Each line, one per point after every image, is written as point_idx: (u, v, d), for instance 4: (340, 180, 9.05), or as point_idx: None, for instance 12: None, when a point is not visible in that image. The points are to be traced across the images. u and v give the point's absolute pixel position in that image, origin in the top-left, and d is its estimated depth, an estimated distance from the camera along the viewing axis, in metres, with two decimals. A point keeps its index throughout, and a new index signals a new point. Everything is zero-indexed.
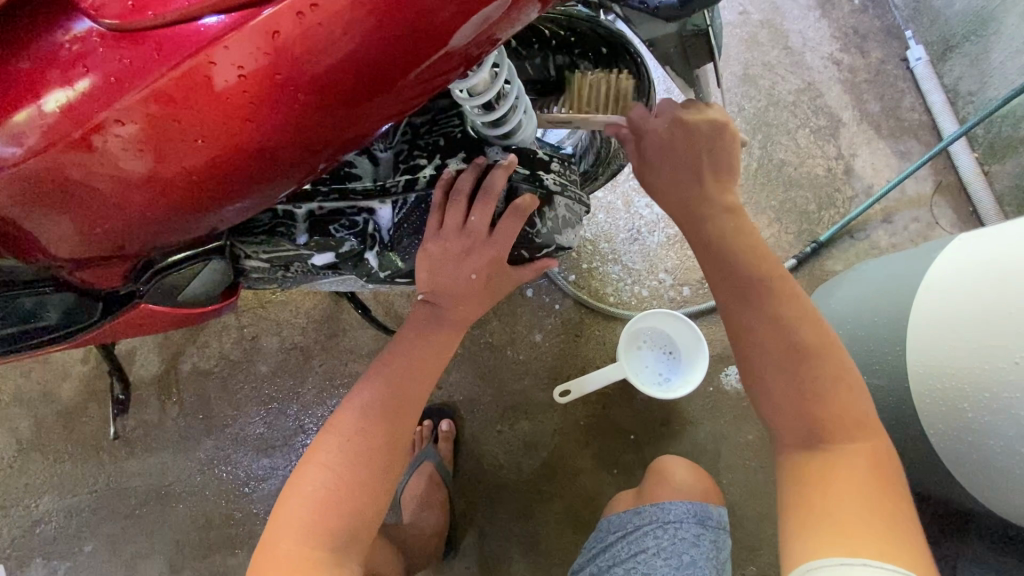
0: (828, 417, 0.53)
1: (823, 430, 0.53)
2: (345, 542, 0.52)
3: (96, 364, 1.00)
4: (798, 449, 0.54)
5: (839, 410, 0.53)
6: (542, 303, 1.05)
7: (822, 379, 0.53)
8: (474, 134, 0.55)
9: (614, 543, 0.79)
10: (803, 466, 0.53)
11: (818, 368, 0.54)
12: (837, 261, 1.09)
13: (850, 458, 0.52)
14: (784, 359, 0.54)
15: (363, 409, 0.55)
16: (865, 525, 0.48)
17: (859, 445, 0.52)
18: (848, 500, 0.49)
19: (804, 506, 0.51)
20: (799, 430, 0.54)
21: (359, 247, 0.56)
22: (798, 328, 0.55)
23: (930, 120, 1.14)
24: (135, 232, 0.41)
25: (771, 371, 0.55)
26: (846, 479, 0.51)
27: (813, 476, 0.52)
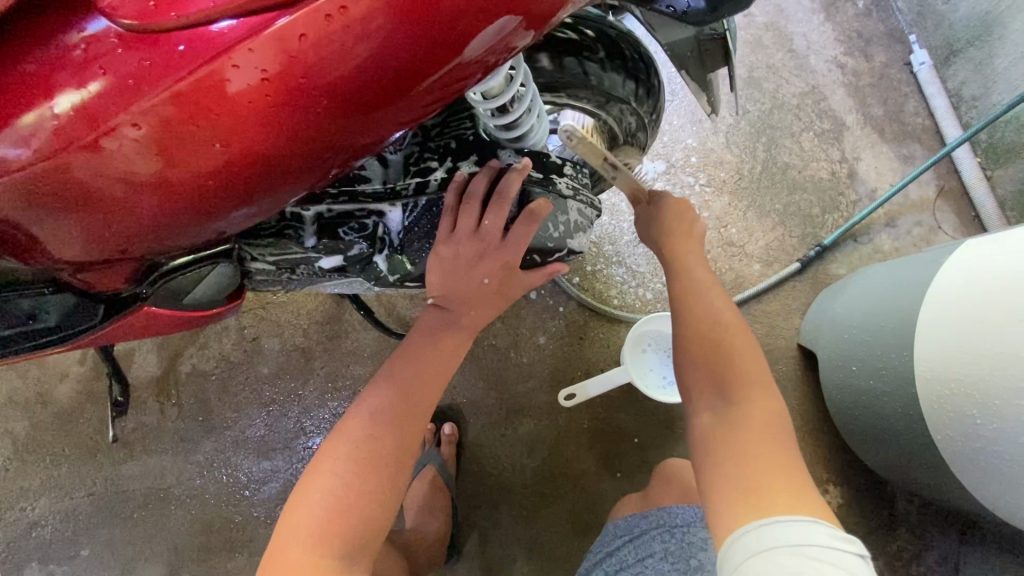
0: (737, 388, 0.57)
1: (729, 390, 0.58)
2: (353, 548, 0.51)
3: (93, 365, 0.99)
4: (710, 412, 0.58)
5: (742, 374, 0.58)
6: (546, 305, 1.04)
7: (730, 353, 0.59)
8: (487, 136, 0.54)
9: (622, 547, 0.78)
10: (713, 428, 0.57)
11: (728, 342, 0.60)
12: (840, 265, 1.09)
13: (752, 417, 0.55)
14: (700, 333, 0.61)
15: (372, 414, 0.55)
16: (776, 482, 0.51)
17: (761, 406, 0.56)
18: (759, 459, 0.53)
19: (722, 471, 0.54)
20: (711, 394, 0.59)
21: (368, 250, 0.56)
22: (716, 309, 0.62)
23: (933, 125, 1.14)
24: (143, 236, 0.40)
25: (692, 344, 0.61)
26: (757, 441, 0.54)
27: (721, 436, 0.56)
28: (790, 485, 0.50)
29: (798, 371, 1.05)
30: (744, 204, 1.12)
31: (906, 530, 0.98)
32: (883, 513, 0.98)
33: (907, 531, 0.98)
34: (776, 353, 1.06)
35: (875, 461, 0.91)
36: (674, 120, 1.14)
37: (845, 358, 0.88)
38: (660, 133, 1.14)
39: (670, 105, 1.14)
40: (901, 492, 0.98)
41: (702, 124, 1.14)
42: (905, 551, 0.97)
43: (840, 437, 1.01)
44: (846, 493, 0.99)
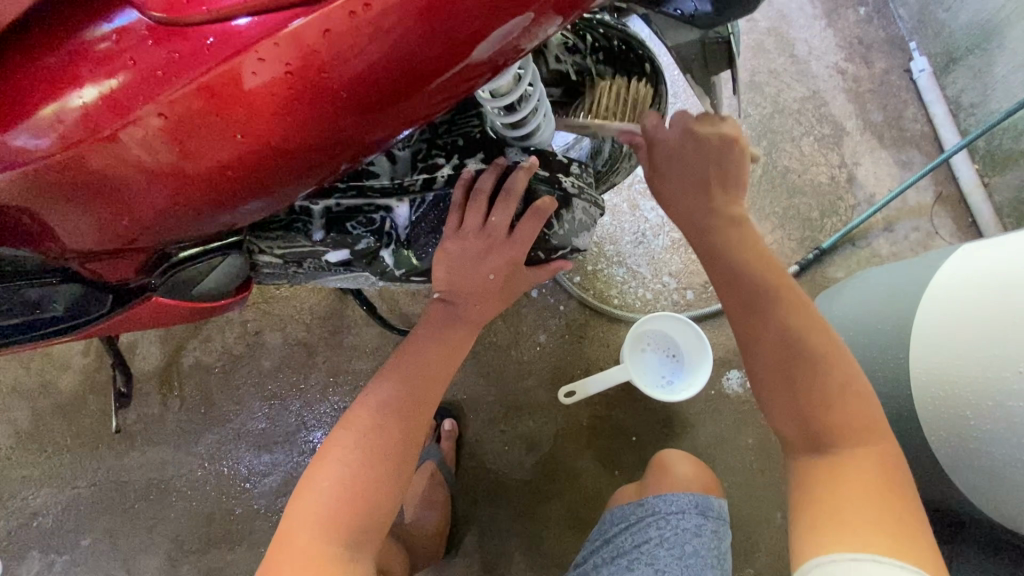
0: (844, 429, 0.52)
1: (831, 432, 0.52)
2: (359, 538, 0.52)
3: (96, 356, 0.99)
4: (809, 454, 0.54)
5: (841, 404, 0.53)
6: (547, 304, 1.05)
7: (831, 388, 0.53)
8: (493, 135, 0.55)
9: (618, 534, 0.79)
10: (816, 473, 0.53)
11: (829, 376, 0.53)
12: (838, 268, 1.10)
13: (859, 465, 0.51)
14: (792, 367, 0.54)
15: (379, 405, 0.55)
16: (877, 524, 0.47)
17: (865, 451, 0.52)
18: (860, 497, 0.49)
19: (813, 507, 0.51)
20: (807, 432, 0.54)
21: (375, 245, 0.56)
22: (804, 333, 0.54)
23: (931, 131, 1.15)
24: (156, 225, 0.41)
25: (784, 380, 0.54)
26: (857, 484, 0.50)
27: (828, 480, 0.51)
28: (893, 529, 0.47)
29: None
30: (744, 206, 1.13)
31: None
32: None
33: None
34: None
35: None
36: None
37: None
38: None
39: (672, 107, 1.15)
40: None
41: None
42: None
43: None
44: None
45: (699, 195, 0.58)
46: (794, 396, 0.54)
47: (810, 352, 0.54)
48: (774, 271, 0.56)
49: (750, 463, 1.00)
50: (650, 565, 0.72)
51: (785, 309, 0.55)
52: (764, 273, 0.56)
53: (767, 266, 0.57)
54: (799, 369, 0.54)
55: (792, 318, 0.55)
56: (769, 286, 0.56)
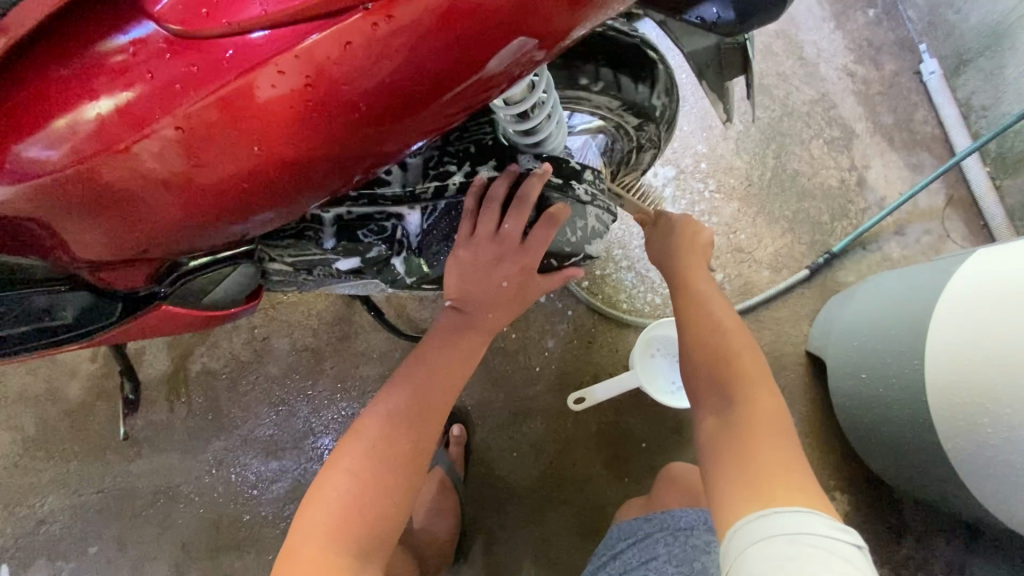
0: (745, 393, 0.59)
1: (733, 395, 0.60)
2: (368, 548, 0.51)
3: (104, 363, 0.99)
4: (721, 412, 0.60)
5: (746, 375, 0.61)
6: (555, 309, 1.04)
7: (737, 361, 0.62)
8: (505, 142, 0.55)
9: (626, 551, 0.78)
10: (723, 432, 0.58)
11: (735, 350, 0.62)
12: (849, 272, 1.09)
13: (757, 415, 0.57)
14: (713, 349, 0.63)
15: (388, 413, 0.55)
16: (775, 476, 0.52)
17: (763, 405, 0.58)
18: (763, 453, 0.54)
19: (728, 472, 0.55)
20: (718, 399, 0.61)
21: (387, 253, 0.56)
22: (719, 321, 0.65)
23: (942, 134, 1.14)
24: (167, 237, 0.41)
25: (701, 354, 0.64)
26: (758, 437, 0.56)
27: (733, 438, 0.57)
28: (789, 476, 0.52)
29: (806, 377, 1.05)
30: (753, 210, 1.12)
31: (913, 538, 0.98)
32: (890, 520, 0.99)
33: (913, 539, 0.98)
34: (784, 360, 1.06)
35: (884, 469, 0.91)
36: (684, 126, 1.14)
37: (854, 365, 0.88)
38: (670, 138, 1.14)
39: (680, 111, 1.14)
40: (908, 500, 0.98)
41: (712, 130, 1.14)
42: (911, 559, 0.97)
43: (847, 443, 1.02)
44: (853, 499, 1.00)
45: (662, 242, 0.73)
46: (708, 369, 0.62)
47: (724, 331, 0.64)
48: (709, 282, 0.69)
49: None
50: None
51: (710, 304, 0.67)
52: (701, 282, 0.69)
53: (705, 279, 0.69)
54: (710, 344, 0.63)
55: (719, 313, 0.66)
56: (695, 290, 0.68)
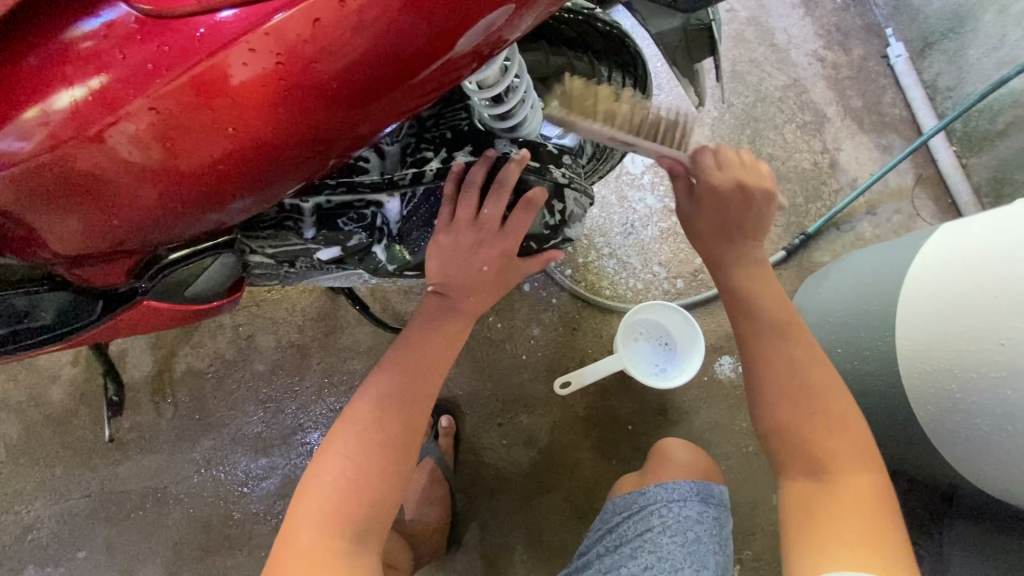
0: (841, 459, 0.57)
1: (824, 461, 0.57)
2: (362, 531, 0.52)
3: (86, 367, 0.98)
4: (803, 454, 0.59)
5: (841, 437, 0.58)
6: (540, 298, 1.06)
7: (827, 417, 0.59)
8: (481, 127, 0.55)
9: (620, 524, 0.80)
10: (814, 492, 0.57)
11: (826, 402, 0.59)
12: (824, 252, 1.12)
13: (849, 472, 0.56)
14: (794, 395, 0.60)
15: (378, 398, 0.56)
16: (864, 552, 0.52)
17: (862, 475, 0.56)
18: (851, 528, 0.54)
19: (810, 527, 0.56)
20: (808, 459, 0.58)
21: (367, 241, 0.57)
22: (800, 358, 0.61)
23: (910, 115, 1.18)
24: (146, 226, 0.41)
25: (776, 396, 0.60)
26: (852, 507, 0.55)
27: (822, 503, 0.56)
28: (874, 544, 0.52)
29: None
30: None
31: None
32: None
33: None
34: None
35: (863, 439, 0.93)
36: None
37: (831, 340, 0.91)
38: None
39: (656, 99, 1.16)
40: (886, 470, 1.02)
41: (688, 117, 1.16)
42: None
43: None
44: None
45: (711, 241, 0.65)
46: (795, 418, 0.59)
47: (810, 374, 0.60)
48: (787, 315, 0.63)
49: (745, 447, 1.01)
50: (653, 553, 0.72)
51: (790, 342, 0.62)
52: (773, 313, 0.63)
53: (780, 309, 0.63)
54: (790, 395, 0.60)
55: (800, 356, 0.61)
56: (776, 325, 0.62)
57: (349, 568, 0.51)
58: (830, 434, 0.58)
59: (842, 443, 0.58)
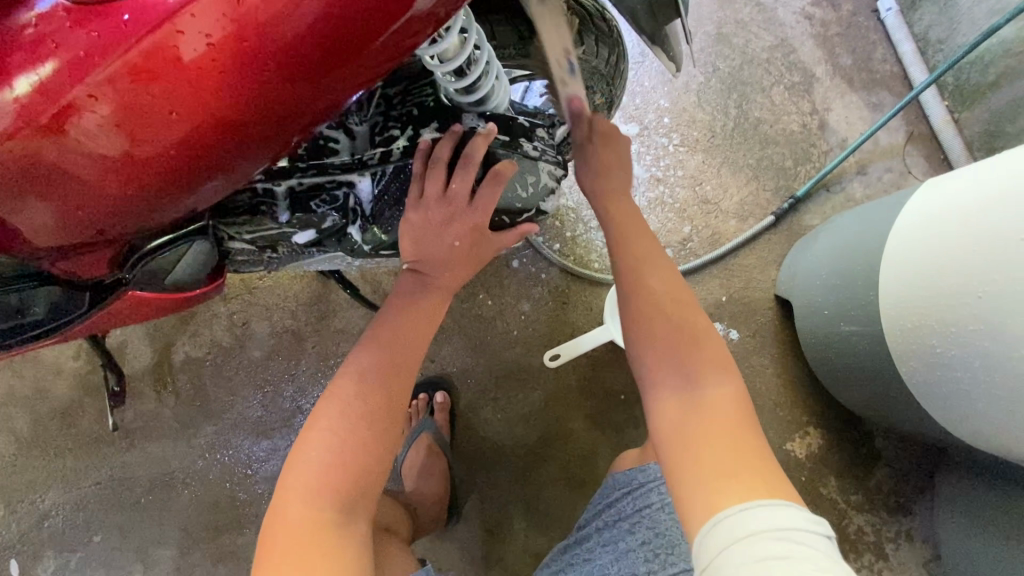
0: (705, 371, 0.58)
1: (692, 367, 0.58)
2: (352, 502, 0.54)
3: (88, 360, 1.01)
4: (673, 393, 0.58)
5: (699, 345, 0.59)
6: (529, 273, 1.06)
7: (690, 334, 0.60)
8: (448, 102, 0.54)
9: (620, 499, 0.80)
10: (677, 406, 0.57)
11: (684, 316, 0.62)
12: (814, 215, 1.11)
13: (717, 400, 0.56)
14: (662, 312, 0.61)
15: (362, 373, 0.57)
16: (746, 464, 0.50)
17: (727, 390, 0.57)
18: (723, 437, 0.53)
19: (685, 447, 0.54)
20: (677, 371, 0.58)
21: (341, 222, 0.57)
22: (665, 300, 0.62)
23: (900, 71, 1.15)
24: (119, 213, 0.42)
25: (636, 317, 0.62)
26: (719, 417, 0.54)
27: (692, 418, 0.55)
28: (755, 458, 0.51)
29: (777, 320, 1.08)
30: (718, 160, 1.13)
31: (883, 464, 1.03)
32: (861, 449, 1.04)
33: (884, 465, 1.03)
34: (754, 306, 1.08)
35: (855, 398, 0.94)
36: (645, 82, 1.14)
37: (819, 303, 0.92)
38: (632, 95, 1.14)
39: (639, 67, 1.14)
40: (877, 430, 1.04)
41: (673, 83, 1.14)
42: (883, 484, 1.03)
43: (817, 380, 1.06)
44: (825, 433, 1.04)
45: (613, 175, 0.69)
46: (657, 336, 0.60)
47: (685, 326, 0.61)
48: (646, 242, 0.66)
49: None
50: (652, 529, 0.73)
51: (649, 272, 0.64)
52: (639, 241, 0.66)
53: (640, 236, 0.67)
54: (662, 309, 0.62)
55: (657, 286, 0.63)
56: (631, 262, 0.65)
57: (337, 539, 0.53)
58: (697, 343, 0.60)
59: (706, 354, 0.59)
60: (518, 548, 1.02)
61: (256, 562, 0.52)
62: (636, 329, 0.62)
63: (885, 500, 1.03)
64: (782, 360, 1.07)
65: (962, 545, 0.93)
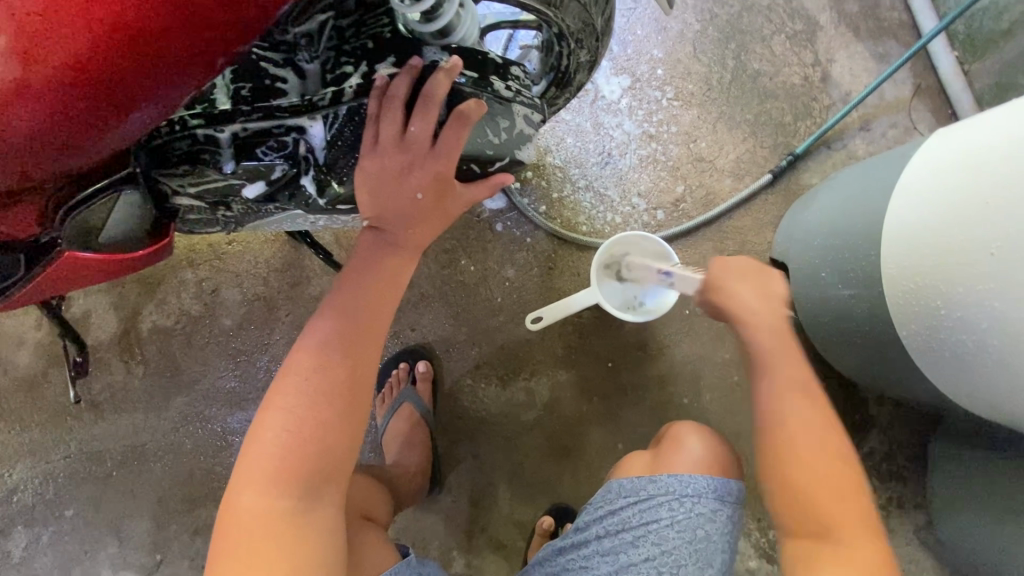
0: (842, 522, 0.56)
1: (825, 526, 0.56)
2: (313, 488, 0.51)
3: (50, 330, 0.96)
4: (800, 544, 0.58)
5: (829, 482, 0.57)
6: (513, 237, 1.01)
7: (801, 459, 0.59)
8: (407, 33, 0.48)
9: (625, 508, 0.76)
10: (806, 552, 0.57)
11: (806, 439, 0.59)
12: (814, 174, 1.05)
13: (858, 556, 0.54)
14: (776, 446, 0.60)
15: (318, 346, 0.52)
16: None
17: (863, 540, 0.55)
18: None
19: None
20: (802, 518, 0.58)
21: (292, 171, 0.51)
22: (790, 426, 0.60)
23: (909, 19, 1.08)
24: (21, 164, 0.36)
25: (769, 451, 0.61)
26: (850, 564, 0.54)
27: (817, 565, 0.56)
28: None
29: None
30: (713, 115, 1.06)
31: (876, 430, 1.01)
32: (854, 416, 1.01)
33: (876, 432, 1.01)
34: None
35: (850, 363, 0.91)
36: (637, 31, 1.07)
37: (815, 266, 0.88)
38: (623, 45, 1.07)
39: (631, 14, 1.07)
40: (871, 396, 1.01)
41: (667, 32, 1.07)
42: (875, 451, 1.00)
43: (812, 346, 1.02)
44: None
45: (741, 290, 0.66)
46: (779, 470, 0.60)
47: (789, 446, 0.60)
48: (784, 348, 0.63)
49: (730, 377, 0.99)
50: (657, 546, 0.72)
51: (777, 386, 0.62)
52: (775, 353, 0.63)
53: (780, 344, 0.63)
54: (784, 440, 0.60)
55: (784, 407, 0.61)
56: (758, 355, 0.63)
57: (302, 525, 0.50)
58: (811, 476, 0.58)
59: (837, 493, 0.57)
60: (503, 518, 1.00)
61: (214, 549, 0.50)
62: (765, 461, 0.61)
63: (877, 467, 1.01)
64: None
65: (955, 511, 0.91)
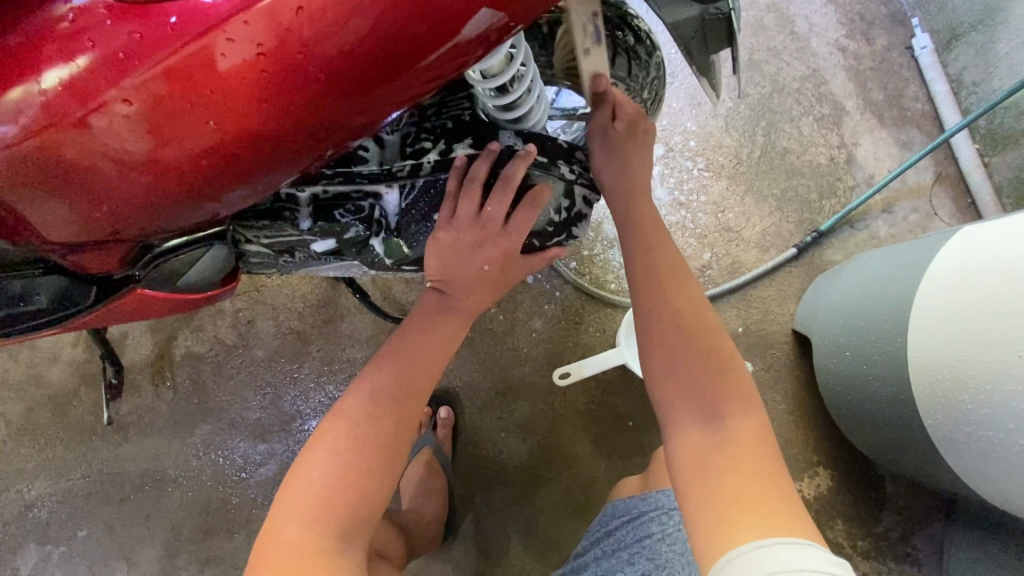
0: (731, 405, 0.55)
1: (717, 407, 0.54)
2: (349, 529, 0.52)
3: (86, 348, 0.98)
4: (698, 428, 0.54)
5: (733, 374, 0.56)
6: (543, 290, 1.04)
7: (713, 356, 0.56)
8: (485, 118, 0.53)
9: (620, 528, 0.77)
10: (700, 442, 0.54)
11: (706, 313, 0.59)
12: (836, 250, 1.09)
13: (743, 434, 0.53)
14: (689, 330, 0.57)
15: (372, 395, 0.54)
16: (768, 503, 0.48)
17: (749, 425, 0.54)
18: (745, 485, 0.50)
19: (715, 489, 0.51)
20: (702, 406, 0.55)
21: (364, 234, 0.54)
22: (688, 325, 0.57)
23: (932, 111, 1.13)
24: (130, 218, 0.39)
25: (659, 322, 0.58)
26: (739, 463, 0.51)
27: (713, 460, 0.52)
28: (782, 501, 0.49)
29: (792, 354, 1.06)
30: (742, 188, 1.11)
31: (893, 511, 1.01)
32: (871, 494, 1.01)
33: (893, 512, 1.01)
34: (770, 339, 1.06)
35: (869, 442, 0.92)
36: (674, 103, 1.12)
37: (839, 343, 0.90)
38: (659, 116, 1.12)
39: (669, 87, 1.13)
40: (889, 475, 1.01)
41: (702, 107, 1.12)
42: (892, 531, 1.00)
43: (829, 419, 1.03)
44: (835, 474, 1.02)
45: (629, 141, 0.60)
46: (694, 349, 0.56)
47: (712, 349, 0.56)
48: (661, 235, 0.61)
49: None
50: (652, 560, 0.70)
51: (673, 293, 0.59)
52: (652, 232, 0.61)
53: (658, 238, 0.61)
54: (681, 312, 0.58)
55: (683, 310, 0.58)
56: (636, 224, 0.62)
57: (333, 564, 0.50)
58: (714, 356, 0.56)
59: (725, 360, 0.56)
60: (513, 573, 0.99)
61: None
62: (657, 342, 0.57)
63: (892, 548, 1.00)
64: (794, 397, 1.04)
65: None
